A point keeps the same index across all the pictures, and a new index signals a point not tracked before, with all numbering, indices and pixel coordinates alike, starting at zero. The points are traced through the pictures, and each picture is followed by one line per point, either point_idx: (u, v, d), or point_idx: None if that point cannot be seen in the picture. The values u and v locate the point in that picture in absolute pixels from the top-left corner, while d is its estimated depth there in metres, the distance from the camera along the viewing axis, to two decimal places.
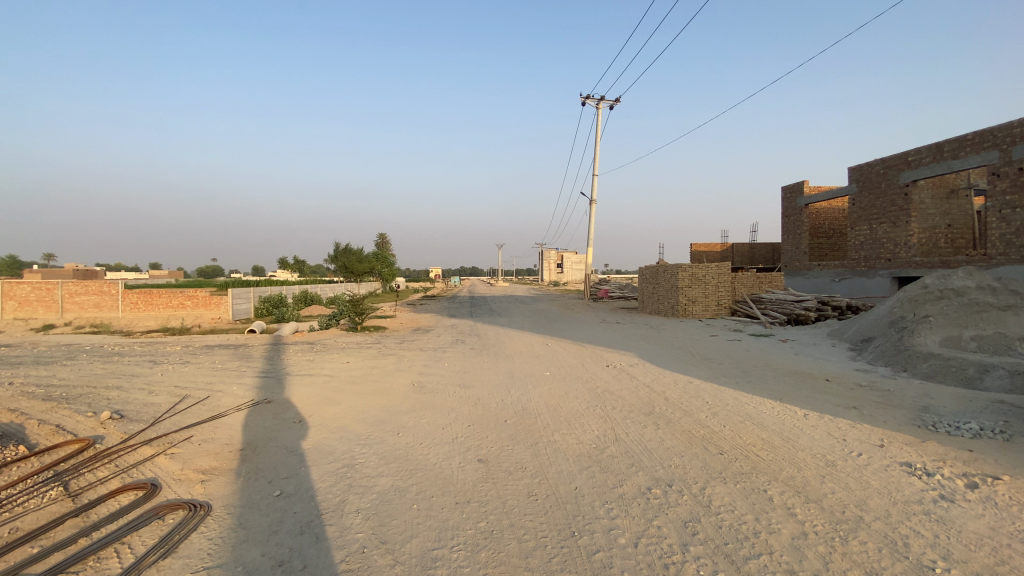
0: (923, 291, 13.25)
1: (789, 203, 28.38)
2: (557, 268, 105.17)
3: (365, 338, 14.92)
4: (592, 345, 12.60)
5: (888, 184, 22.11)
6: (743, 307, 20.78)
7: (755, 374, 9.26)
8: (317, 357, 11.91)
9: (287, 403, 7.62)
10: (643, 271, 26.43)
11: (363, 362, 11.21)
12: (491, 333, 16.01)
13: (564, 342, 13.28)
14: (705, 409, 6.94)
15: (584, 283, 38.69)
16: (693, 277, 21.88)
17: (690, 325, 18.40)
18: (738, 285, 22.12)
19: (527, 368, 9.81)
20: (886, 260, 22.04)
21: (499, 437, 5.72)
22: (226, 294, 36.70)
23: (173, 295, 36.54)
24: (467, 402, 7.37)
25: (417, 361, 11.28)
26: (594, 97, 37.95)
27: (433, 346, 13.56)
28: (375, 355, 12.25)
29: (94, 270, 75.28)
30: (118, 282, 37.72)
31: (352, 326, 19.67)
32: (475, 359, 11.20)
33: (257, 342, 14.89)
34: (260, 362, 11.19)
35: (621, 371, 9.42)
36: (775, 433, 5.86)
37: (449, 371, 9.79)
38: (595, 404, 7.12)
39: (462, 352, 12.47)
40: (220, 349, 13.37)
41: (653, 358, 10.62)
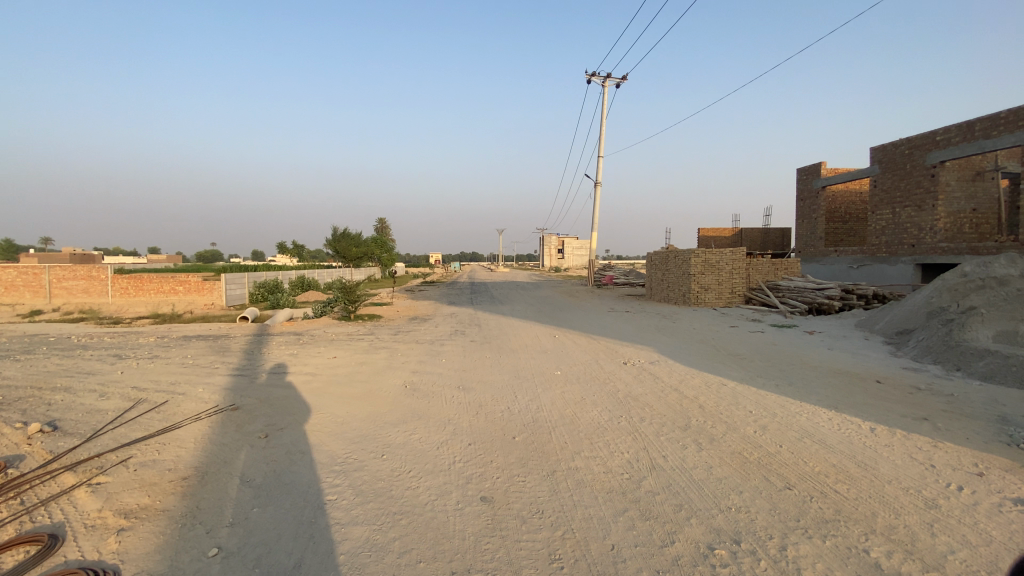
0: (964, 280, 12.09)
1: (806, 185, 27.03)
2: (558, 254, 103.96)
3: (357, 328, 13.80)
4: (604, 339, 11.46)
5: (913, 165, 20.79)
6: (760, 295, 19.65)
7: (795, 374, 8.12)
8: (300, 351, 10.78)
9: (257, 411, 6.50)
10: (652, 256, 25.22)
11: (352, 358, 10.07)
12: (492, 323, 14.83)
13: (573, 335, 12.14)
14: (750, 420, 5.80)
15: (587, 270, 37.54)
16: (706, 263, 20.75)
17: (705, 315, 17.23)
18: (752, 271, 20.94)
19: (535, 366, 8.69)
20: (909, 245, 20.82)
21: (507, 462, 4.60)
22: (218, 279, 35.50)
23: (164, 280, 35.38)
24: (467, 410, 6.25)
25: (411, 356, 10.16)
26: (600, 74, 36.27)
27: (429, 338, 12.41)
28: (366, 348, 11.11)
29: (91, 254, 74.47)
30: (108, 267, 36.61)
31: (345, 314, 18.53)
32: (476, 353, 10.06)
33: (240, 332, 13.73)
34: (237, 357, 10.07)
35: (642, 370, 8.29)
36: (846, 458, 4.76)
37: (448, 368, 8.67)
38: (619, 413, 6.00)
39: (462, 344, 11.34)
40: (197, 340, 12.21)
41: (674, 354, 9.47)
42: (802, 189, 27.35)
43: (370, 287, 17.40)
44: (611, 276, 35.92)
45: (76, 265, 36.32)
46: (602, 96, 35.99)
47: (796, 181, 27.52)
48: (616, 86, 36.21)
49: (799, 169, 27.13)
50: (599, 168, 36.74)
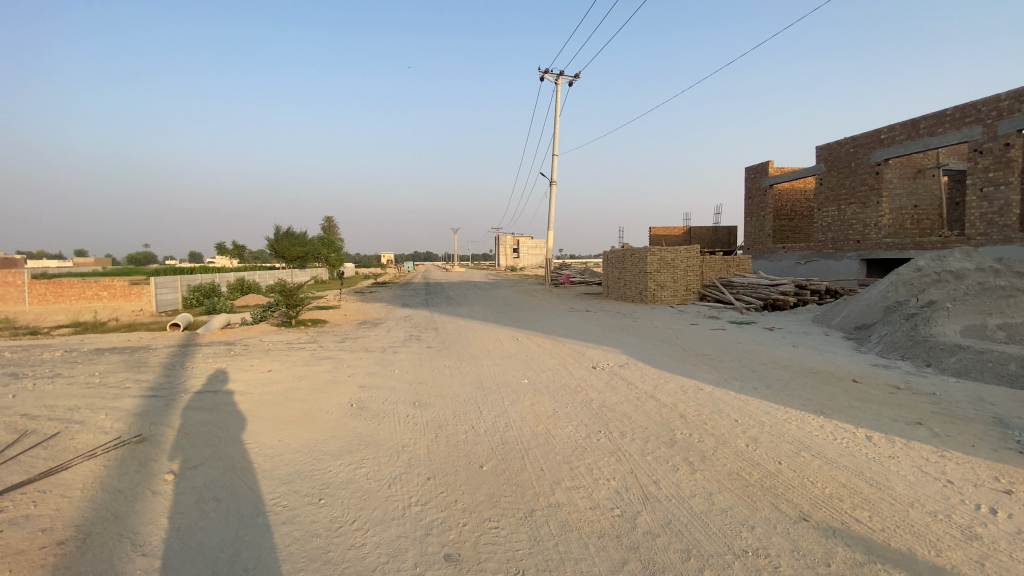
0: (919, 275, 12.30)
1: (754, 184, 27.63)
2: (513, 254, 103.86)
3: (299, 336, 12.58)
4: (567, 341, 10.82)
5: (858, 163, 21.52)
6: (714, 292, 19.67)
7: (771, 374, 7.72)
8: (232, 364, 9.55)
9: (168, 443, 5.38)
10: (608, 253, 24.98)
11: (291, 370, 8.95)
12: (449, 327, 13.92)
13: (535, 337, 11.44)
14: (740, 432, 5.24)
15: (543, 269, 37.24)
16: (662, 261, 20.61)
17: (665, 312, 16.95)
18: (706, 269, 20.99)
19: (499, 374, 7.92)
20: (854, 241, 21.53)
21: (474, 503, 3.80)
22: (148, 283, 32.69)
23: (86, 284, 32.08)
24: (423, 432, 5.39)
25: (359, 366, 9.16)
26: (554, 72, 36.03)
27: (379, 344, 11.38)
28: (309, 359, 10.00)
29: (4, 259, 68.25)
30: (23, 270, 32.92)
31: (287, 320, 17.11)
32: (432, 361, 9.17)
33: (163, 343, 12.21)
34: (156, 373, 8.75)
35: (613, 375, 7.66)
36: (855, 475, 4.26)
37: (401, 381, 7.75)
38: (597, 429, 5.32)
39: (416, 351, 10.40)
40: (110, 354, 10.68)
41: (645, 357, 8.92)
42: (750, 187, 27.95)
43: (313, 293, 16.12)
44: (567, 276, 35.76)
45: None
46: (556, 94, 35.72)
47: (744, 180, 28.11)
48: (570, 84, 36.08)
49: (748, 167, 27.72)
50: (554, 167, 36.44)
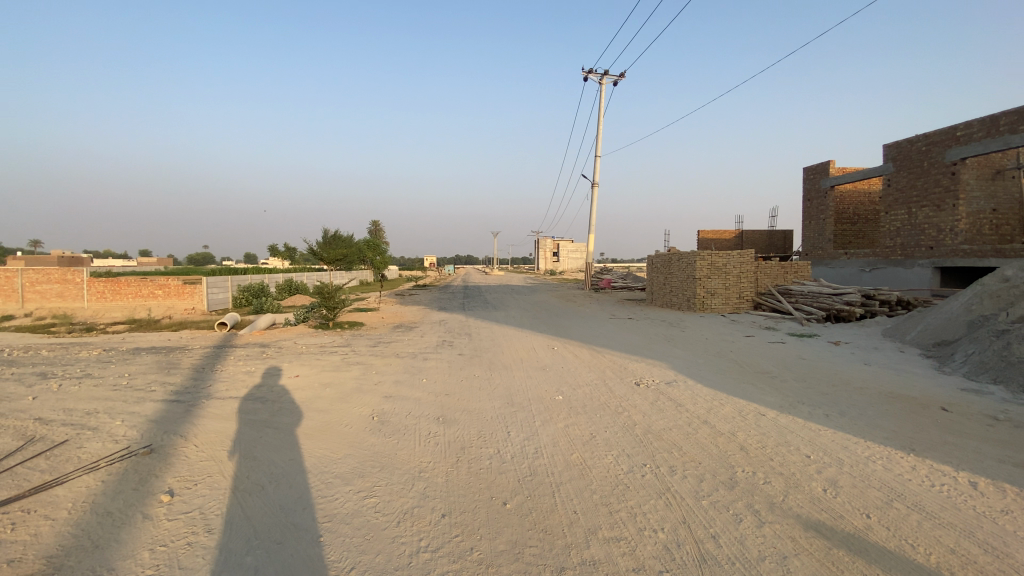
0: (1009, 285, 10.81)
1: (813, 185, 25.87)
2: (554, 257, 103.03)
3: (332, 339, 12.36)
4: (609, 353, 10.07)
5: (931, 162, 19.66)
6: (770, 301, 18.39)
7: (843, 398, 6.74)
8: (260, 367, 9.33)
9: (175, 456, 5.05)
10: (654, 258, 23.93)
11: (317, 376, 8.63)
12: (484, 332, 13.40)
13: (574, 347, 10.74)
14: (815, 472, 4.41)
15: (584, 273, 36.33)
16: (713, 266, 19.46)
17: (714, 322, 15.85)
18: (761, 275, 19.70)
19: (531, 387, 7.30)
20: (927, 247, 19.66)
21: (493, 553, 3.20)
22: (200, 283, 33.94)
23: (143, 283, 33.73)
24: (443, 455, 4.83)
25: (387, 373, 8.75)
26: (598, 72, 35.19)
27: (410, 350, 10.97)
28: (337, 364, 9.68)
29: (80, 259, 73.45)
30: (83, 270, 34.93)
31: (324, 322, 17.09)
32: (463, 370, 8.64)
33: (200, 344, 12.24)
34: (184, 375, 8.62)
35: (659, 393, 6.89)
36: (973, 539, 3.38)
37: (428, 392, 7.25)
38: (642, 460, 4.61)
39: (446, 359, 9.91)
40: (146, 354, 10.71)
41: (694, 374, 8.07)
42: (809, 189, 26.20)
43: (350, 289, 15.87)
44: (609, 281, 34.68)
45: (51, 268, 34.63)
46: (600, 94, 34.84)
47: (802, 181, 26.40)
48: (614, 84, 35.12)
49: (806, 168, 26.02)
50: (596, 168, 35.52)
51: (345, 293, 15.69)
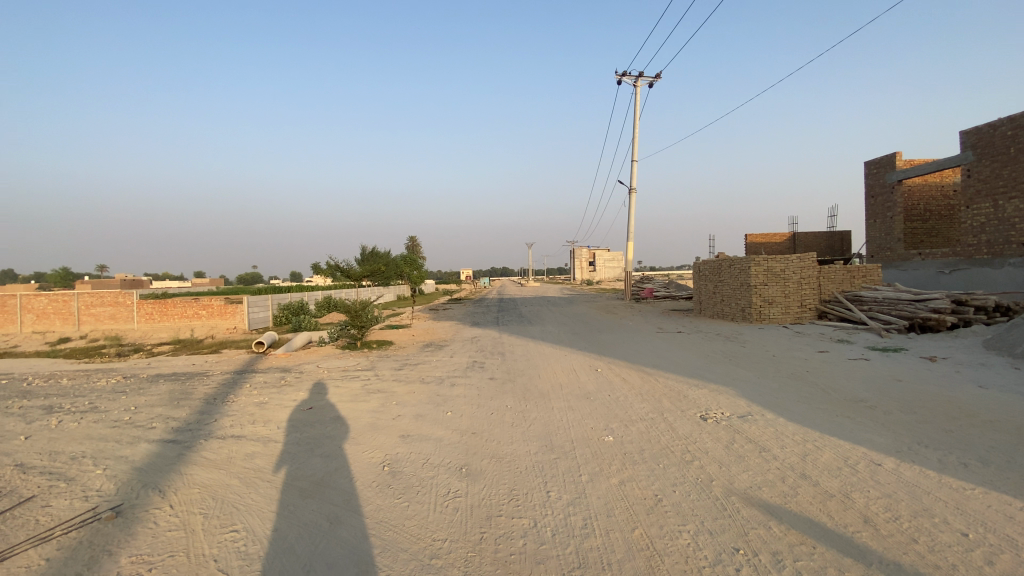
0: None
1: (876, 180, 23.65)
2: (591, 267, 101.27)
3: (357, 363, 11.51)
4: (662, 376, 8.80)
5: (1019, 148, 17.37)
6: (838, 310, 16.55)
7: (976, 438, 5.28)
8: (275, 397, 8.51)
9: (142, 522, 4.14)
10: (701, 265, 22.32)
11: (333, 407, 7.70)
12: (518, 351, 12.27)
13: (620, 369, 9.50)
14: (988, 569, 3.08)
15: (624, 283, 34.75)
16: (769, 272, 17.78)
17: (776, 335, 14.22)
18: (824, 281, 17.86)
19: (575, 424, 6.12)
20: (1020, 244, 17.32)
21: None
22: (241, 302, 34.30)
23: (188, 304, 34.37)
24: (465, 531, 3.72)
25: (410, 402, 7.77)
26: (631, 74, 33.95)
27: (437, 373, 9.94)
28: (358, 391, 8.74)
29: (139, 282, 77.09)
30: (134, 292, 35.94)
31: (354, 342, 16.37)
32: (494, 398, 7.54)
33: (222, 368, 11.61)
34: (192, 409, 7.87)
35: (733, 434, 5.58)
36: None
37: (453, 429, 6.19)
38: (732, 544, 3.38)
39: (476, 384, 8.84)
40: (162, 382, 10.08)
41: (772, 404, 6.72)
42: (871, 184, 23.99)
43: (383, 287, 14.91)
44: (650, 290, 32.97)
45: (104, 291, 35.72)
46: (635, 96, 33.54)
47: (863, 176, 24.21)
48: (650, 86, 33.67)
49: (867, 161, 23.85)
50: (634, 173, 34.09)
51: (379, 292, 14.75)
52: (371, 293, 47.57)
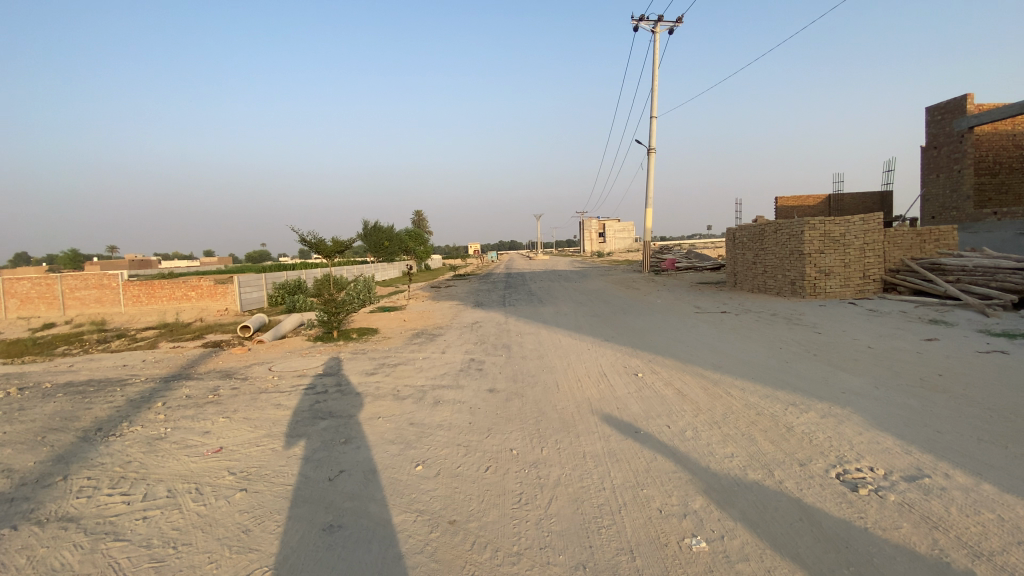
0: None
1: (940, 128, 20.44)
2: (600, 238, 98.75)
3: (322, 363, 8.96)
4: (735, 385, 6.21)
5: None
6: (912, 281, 13.81)
7: None
8: (183, 425, 5.97)
9: None
10: (737, 233, 19.54)
11: (252, 447, 5.13)
12: (528, 344, 9.60)
13: (670, 372, 6.88)
14: None
15: (643, 254, 31.94)
16: (826, 237, 15.01)
17: (848, 314, 11.53)
18: (890, 246, 15.06)
19: (628, 504, 3.51)
20: None
21: None
22: (232, 282, 31.86)
23: (176, 285, 32.18)
24: None
25: (370, 435, 5.21)
26: (649, 19, 30.43)
27: (418, 381, 7.30)
28: (303, 412, 6.17)
29: (143, 264, 75.81)
30: (118, 274, 33.61)
31: (326, 331, 13.84)
32: (493, 434, 4.93)
33: (152, 373, 9.07)
34: (50, 451, 5.34)
35: (938, 550, 2.92)
36: None
37: (418, 512, 3.60)
38: None
39: (469, 400, 6.18)
40: (58, 398, 7.58)
41: (942, 449, 4.18)
42: (934, 133, 20.78)
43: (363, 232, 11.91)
44: (671, 261, 30.03)
45: (87, 274, 33.48)
46: (654, 44, 30.12)
47: (924, 124, 21.03)
48: (671, 32, 30.12)
49: (930, 107, 20.63)
50: (652, 132, 30.93)
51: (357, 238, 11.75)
52: (372, 269, 45.05)
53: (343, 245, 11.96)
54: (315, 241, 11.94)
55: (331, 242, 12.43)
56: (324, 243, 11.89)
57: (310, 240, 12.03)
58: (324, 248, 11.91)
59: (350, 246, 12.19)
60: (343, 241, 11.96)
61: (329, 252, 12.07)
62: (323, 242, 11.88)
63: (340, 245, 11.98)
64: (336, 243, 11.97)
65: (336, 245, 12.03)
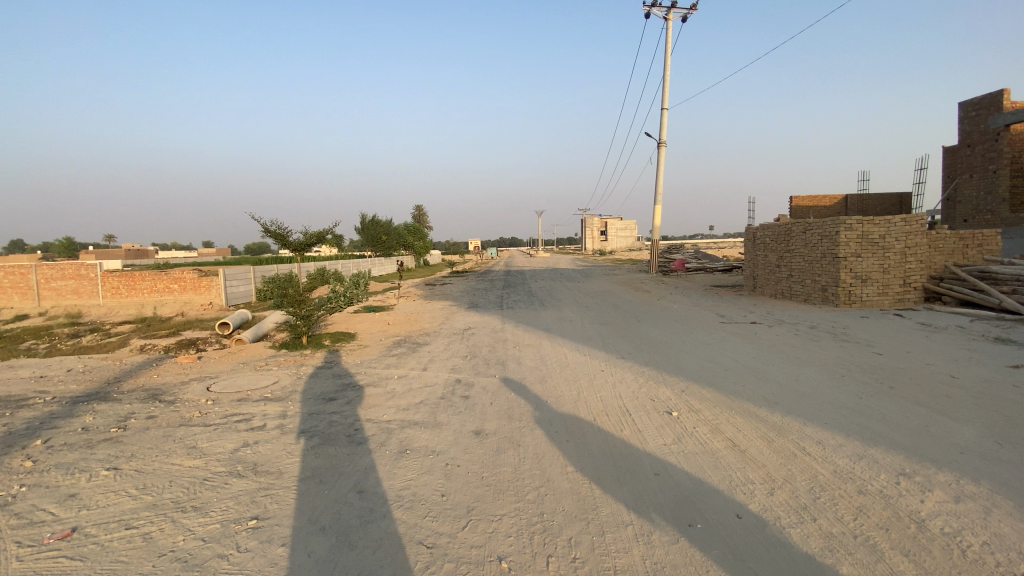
0: None
1: (974, 124, 18.79)
2: (602, 236, 97.21)
3: (275, 380, 7.30)
4: (807, 439, 4.57)
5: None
6: (959, 290, 12.16)
7: None
8: (48, 480, 4.28)
9: None
10: (758, 234, 17.92)
11: (119, 531, 3.44)
12: (527, 361, 7.92)
13: (714, 412, 5.25)
14: None
15: (650, 254, 30.39)
16: (865, 239, 13.38)
17: (902, 329, 9.91)
18: (935, 251, 13.44)
19: None
20: None
21: None
22: (217, 275, 30.14)
23: (158, 277, 30.46)
24: None
25: (294, 515, 3.56)
26: (661, 4, 28.70)
27: (385, 414, 5.64)
28: (217, 463, 4.49)
29: (135, 253, 73.97)
30: (97, 264, 31.81)
31: (293, 336, 12.04)
32: (474, 525, 3.27)
33: (68, 390, 7.38)
34: None
35: None
36: None
37: None
38: None
39: (446, 451, 4.53)
40: None
41: None
42: (967, 131, 19.13)
43: (336, 222, 10.21)
44: (680, 262, 28.33)
45: (64, 264, 31.61)
46: (666, 32, 28.46)
47: (956, 121, 19.39)
48: (684, 19, 28.45)
49: (962, 102, 19.00)
50: (661, 125, 29.19)
51: (329, 229, 10.05)
52: (367, 264, 43.27)
53: (313, 237, 10.23)
54: (279, 232, 10.19)
55: (300, 234, 10.70)
56: (289, 234, 10.15)
57: (273, 231, 10.29)
58: (290, 240, 10.17)
59: (322, 240, 10.47)
60: (313, 232, 10.23)
61: (296, 245, 10.32)
62: (289, 233, 10.15)
63: (309, 237, 10.25)
64: (304, 234, 10.24)
65: (305, 238, 10.29)
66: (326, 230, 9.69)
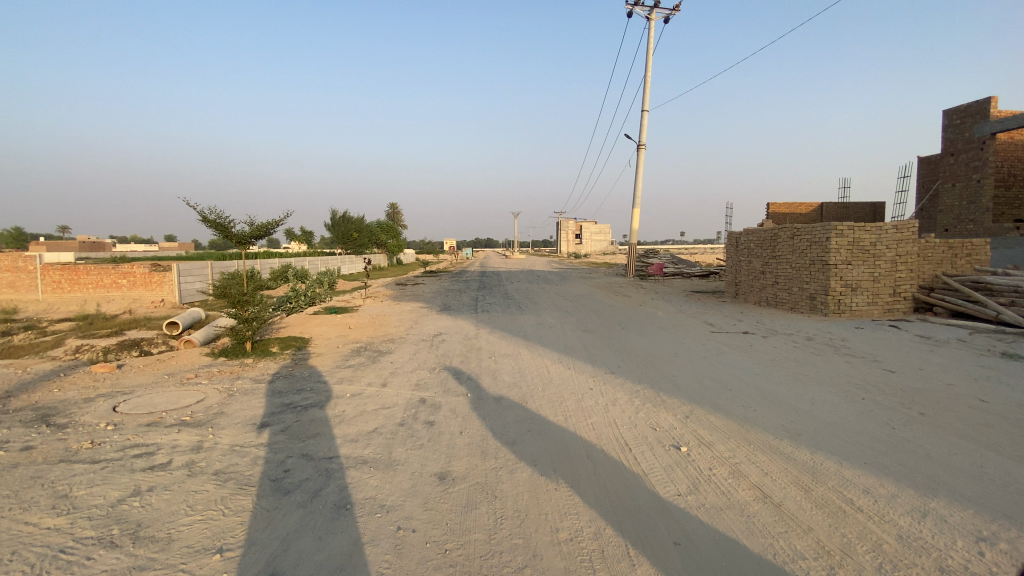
0: None
1: (959, 133, 18.69)
2: (577, 240, 97.13)
3: (201, 398, 6.07)
4: (851, 487, 3.69)
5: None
6: (953, 300, 11.72)
7: None
8: None
9: None
10: (741, 238, 17.36)
11: None
12: (503, 376, 6.89)
13: (730, 448, 4.33)
14: None
15: (628, 258, 29.79)
16: (855, 246, 12.86)
17: (903, 342, 9.29)
18: (924, 260, 13.03)
19: None
20: None
21: None
22: (170, 270, 28.10)
23: (105, 271, 28.23)
24: None
25: None
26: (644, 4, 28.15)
27: (328, 447, 4.53)
28: (88, 522, 3.31)
29: (88, 245, 69.91)
30: (37, 255, 29.35)
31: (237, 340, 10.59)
32: None
33: None
34: None
35: None
36: None
37: None
38: None
39: (399, 505, 3.47)
40: None
41: None
42: (952, 138, 19.03)
43: (288, 213, 9.01)
44: (658, 266, 27.74)
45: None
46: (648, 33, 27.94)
47: (941, 128, 19.28)
48: (666, 20, 27.97)
49: (948, 109, 18.88)
50: (642, 126, 28.63)
51: (278, 220, 8.84)
52: (336, 261, 41.50)
53: (261, 228, 8.99)
54: (221, 222, 8.91)
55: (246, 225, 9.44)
56: (233, 225, 8.90)
57: (214, 220, 9.00)
58: (233, 230, 8.91)
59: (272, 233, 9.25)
60: (261, 223, 9.00)
61: (240, 237, 9.06)
62: (232, 223, 8.88)
63: (255, 228, 9.00)
64: (250, 225, 9.00)
65: (251, 229, 9.04)
66: (275, 221, 8.51)
